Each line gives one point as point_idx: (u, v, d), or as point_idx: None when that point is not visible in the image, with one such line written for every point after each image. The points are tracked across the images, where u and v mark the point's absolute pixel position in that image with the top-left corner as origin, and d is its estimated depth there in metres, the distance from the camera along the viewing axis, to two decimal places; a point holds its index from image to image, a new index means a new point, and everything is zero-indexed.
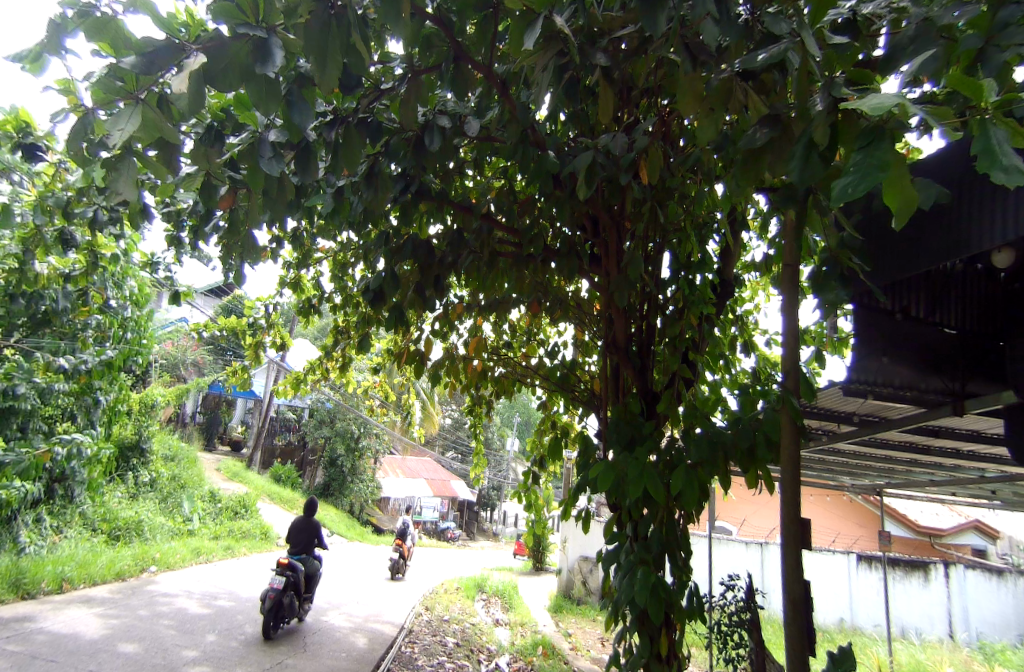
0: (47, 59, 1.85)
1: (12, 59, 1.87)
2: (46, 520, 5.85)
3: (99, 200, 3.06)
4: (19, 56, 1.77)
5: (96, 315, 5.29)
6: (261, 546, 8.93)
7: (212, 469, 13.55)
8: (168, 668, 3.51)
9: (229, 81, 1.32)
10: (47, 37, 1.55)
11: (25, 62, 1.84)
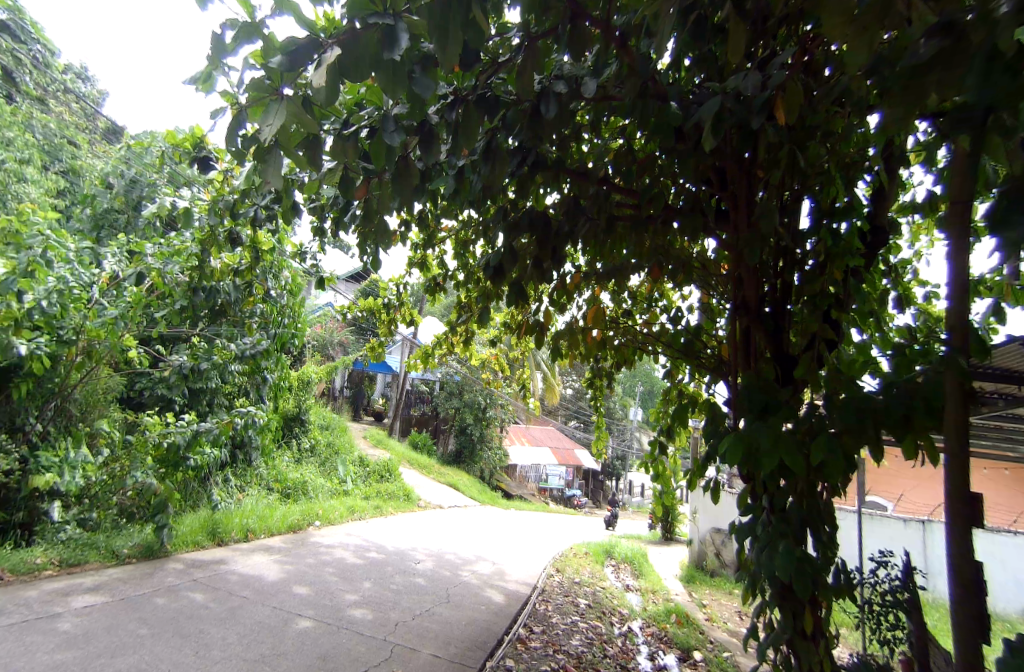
0: (215, 79, 2.11)
1: (189, 83, 2.15)
2: (232, 480, 6.85)
3: (259, 201, 3.46)
4: (193, 79, 2.05)
5: (260, 304, 5.99)
6: (405, 506, 9.77)
7: (361, 437, 14.94)
8: (335, 608, 4.01)
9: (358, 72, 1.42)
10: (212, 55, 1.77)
11: (199, 85, 2.13)
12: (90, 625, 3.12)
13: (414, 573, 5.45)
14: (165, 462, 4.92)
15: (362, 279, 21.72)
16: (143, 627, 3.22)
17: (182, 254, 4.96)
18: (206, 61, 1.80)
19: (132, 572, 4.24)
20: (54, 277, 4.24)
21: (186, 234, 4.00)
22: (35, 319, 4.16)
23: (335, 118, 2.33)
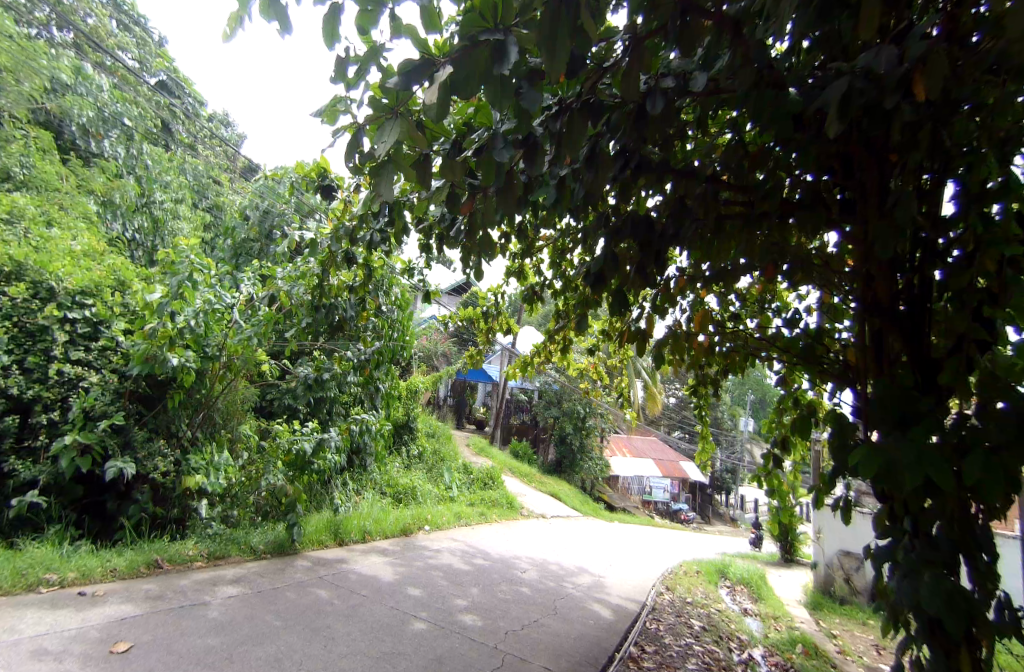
0: (338, 111, 2.30)
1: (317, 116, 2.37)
2: (350, 484, 7.31)
3: (374, 224, 3.70)
4: (321, 113, 2.26)
5: (372, 319, 6.38)
6: (509, 514, 9.88)
7: (464, 445, 15.37)
8: (447, 612, 4.13)
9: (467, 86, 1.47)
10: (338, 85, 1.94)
11: (325, 118, 2.34)
12: (234, 614, 3.44)
13: (520, 582, 5.48)
14: (293, 466, 5.35)
15: (463, 291, 22.48)
16: (277, 619, 3.50)
17: (305, 275, 5.40)
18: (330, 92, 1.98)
19: (266, 567, 4.64)
20: (201, 300, 4.78)
21: (310, 256, 4.35)
22: (186, 337, 4.70)
23: (444, 139, 2.45)
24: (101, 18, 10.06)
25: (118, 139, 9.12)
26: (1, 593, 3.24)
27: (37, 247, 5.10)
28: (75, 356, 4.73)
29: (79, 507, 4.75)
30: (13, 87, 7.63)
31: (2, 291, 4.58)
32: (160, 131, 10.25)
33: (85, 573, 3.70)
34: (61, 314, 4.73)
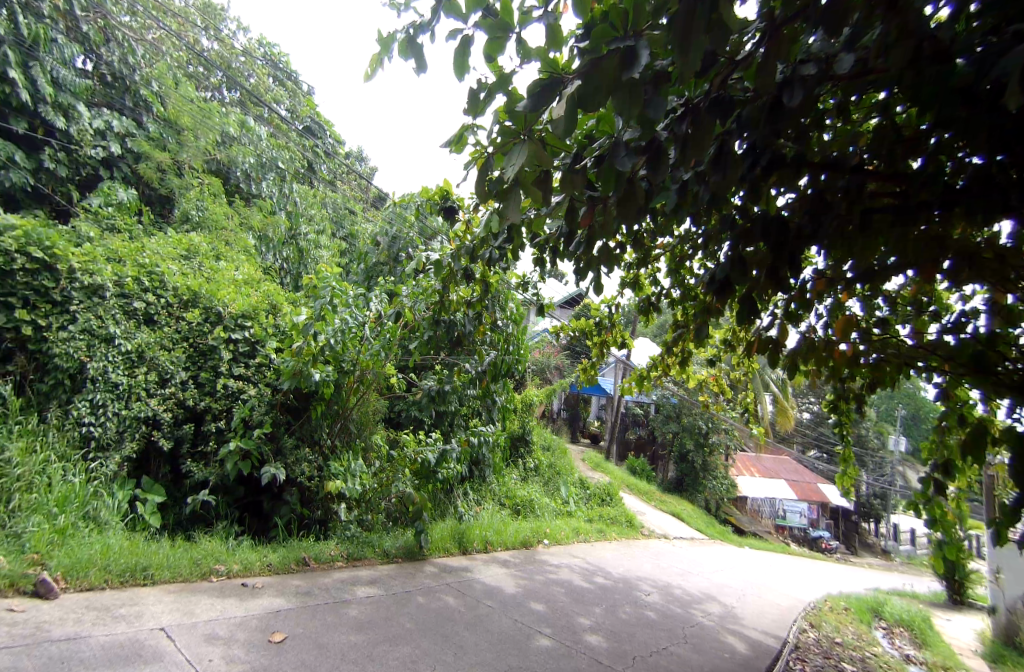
0: (466, 140, 2.40)
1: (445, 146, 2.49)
2: (471, 495, 7.53)
3: (493, 242, 3.84)
4: (450, 142, 2.37)
5: (489, 333, 6.57)
6: (629, 532, 9.59)
7: (580, 459, 15.23)
8: (571, 630, 4.07)
9: (598, 97, 1.50)
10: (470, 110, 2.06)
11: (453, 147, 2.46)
12: (371, 614, 3.66)
13: (644, 605, 5.26)
14: (419, 475, 5.61)
15: (575, 304, 22.52)
16: (409, 623, 3.66)
17: (427, 292, 5.67)
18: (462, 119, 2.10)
19: (398, 570, 4.88)
20: (338, 320, 5.22)
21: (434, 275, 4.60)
22: (326, 354, 5.14)
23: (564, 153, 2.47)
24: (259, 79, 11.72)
25: (271, 180, 10.34)
26: (182, 579, 3.72)
27: (209, 278, 5.90)
28: (237, 372, 5.38)
29: (240, 505, 5.38)
30: (192, 143, 8.99)
31: (182, 317, 5.34)
32: (304, 169, 11.47)
33: (247, 565, 4.14)
34: (226, 335, 5.41)
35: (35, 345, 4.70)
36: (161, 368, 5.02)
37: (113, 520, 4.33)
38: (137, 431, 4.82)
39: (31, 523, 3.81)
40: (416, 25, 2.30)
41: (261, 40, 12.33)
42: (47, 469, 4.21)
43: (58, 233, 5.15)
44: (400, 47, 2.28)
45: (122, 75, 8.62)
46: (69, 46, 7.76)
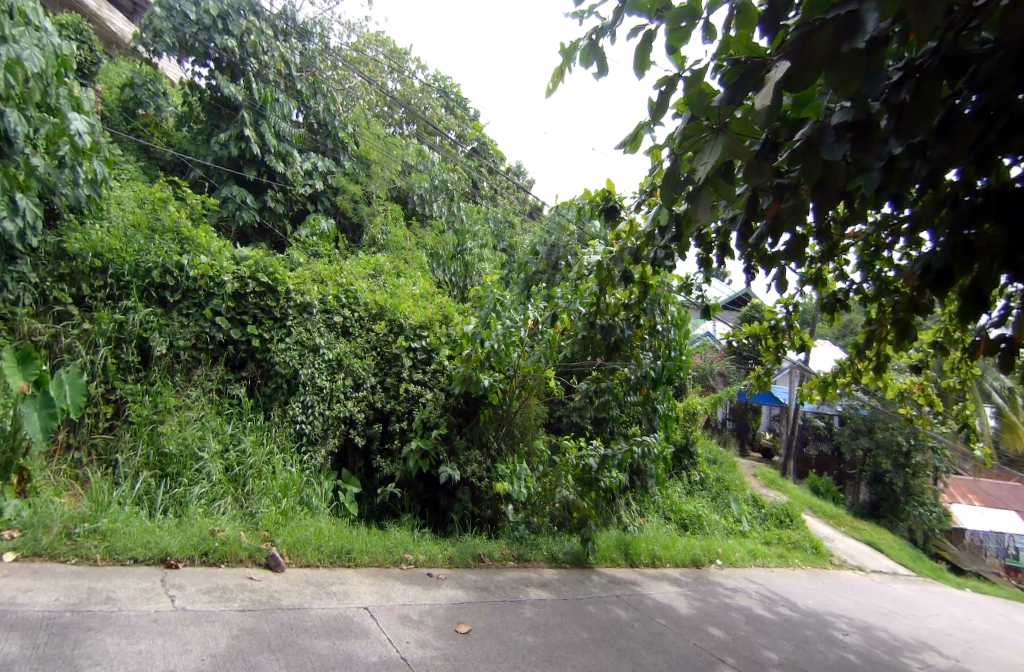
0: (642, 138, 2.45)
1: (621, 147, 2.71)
2: (634, 506, 7.39)
3: (660, 242, 3.82)
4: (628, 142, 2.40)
5: (650, 339, 6.39)
6: (815, 560, 8.60)
7: (750, 475, 14.09)
8: (756, 663, 3.76)
9: (807, 77, 1.62)
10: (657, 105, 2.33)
11: (628, 146, 2.67)
12: (546, 617, 3.75)
13: (842, 646, 4.67)
14: (582, 481, 5.63)
15: (741, 305, 21.11)
16: (583, 631, 3.68)
17: (583, 293, 5.66)
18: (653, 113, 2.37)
19: (567, 576, 4.94)
20: (503, 326, 5.49)
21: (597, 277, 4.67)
22: (492, 359, 5.43)
23: (753, 140, 2.41)
24: (434, 109, 13.49)
25: (443, 200, 11.21)
26: (378, 564, 4.16)
27: (392, 293, 6.57)
28: (416, 377, 5.89)
29: (421, 499, 5.89)
30: (379, 174, 10.18)
31: (372, 328, 6.00)
32: (471, 188, 12.29)
33: (431, 557, 4.50)
34: (407, 344, 5.97)
35: (261, 354, 5.61)
36: (355, 374, 5.70)
37: (322, 506, 4.99)
38: (337, 430, 5.51)
39: (263, 504, 4.60)
40: (598, 29, 2.35)
41: (436, 74, 13.60)
42: (272, 460, 5.00)
43: (277, 260, 6.08)
44: (583, 54, 2.37)
45: (326, 122, 10.05)
46: (288, 103, 9.31)
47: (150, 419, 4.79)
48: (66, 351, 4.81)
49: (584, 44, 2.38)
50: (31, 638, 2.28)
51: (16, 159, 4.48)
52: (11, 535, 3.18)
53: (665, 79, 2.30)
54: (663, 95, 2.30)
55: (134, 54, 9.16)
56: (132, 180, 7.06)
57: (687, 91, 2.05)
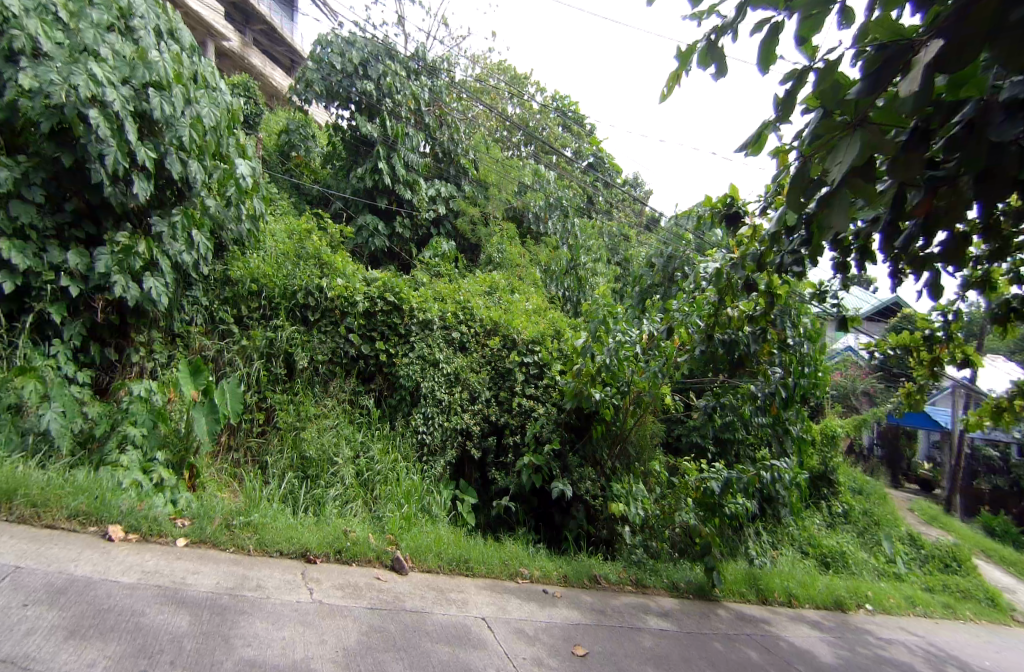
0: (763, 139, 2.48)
1: (742, 151, 2.59)
2: (765, 536, 6.81)
3: (788, 246, 3.58)
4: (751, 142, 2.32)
5: (779, 354, 5.91)
6: (994, 615, 7.31)
7: (906, 509, 12.42)
8: None
9: (964, 56, 1.44)
10: (786, 102, 2.18)
11: (751, 148, 2.53)
12: (666, 650, 3.55)
13: None
14: (704, 506, 5.29)
15: (891, 317, 18.90)
16: (709, 671, 3.44)
17: (701, 304, 5.37)
18: (782, 111, 2.23)
19: (689, 607, 4.64)
20: (614, 339, 5.36)
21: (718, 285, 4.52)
22: (604, 374, 5.35)
23: (901, 131, 2.17)
24: (551, 130, 13.80)
25: (558, 218, 11.33)
26: (495, 576, 4.22)
27: (507, 310, 6.73)
28: (529, 391, 5.97)
29: (535, 514, 5.93)
30: (497, 196, 10.58)
31: (487, 343, 6.19)
32: (587, 204, 12.31)
33: (546, 573, 4.47)
34: (520, 359, 6.07)
35: (388, 368, 6.01)
36: (471, 387, 5.89)
37: (442, 514, 5.18)
38: (455, 441, 5.73)
39: (388, 509, 4.88)
40: (718, 28, 2.26)
41: (554, 95, 13.90)
42: (397, 467, 5.31)
43: (404, 281, 6.53)
44: (701, 57, 2.30)
45: (450, 150, 10.66)
46: (416, 136, 10.05)
47: (294, 425, 5.32)
48: (228, 364, 5.53)
49: (703, 46, 2.30)
50: (197, 615, 2.59)
51: (195, 200, 5.29)
52: (183, 523, 3.60)
53: (794, 73, 2.17)
54: (791, 92, 2.17)
55: (290, 104, 10.45)
56: (285, 214, 7.99)
57: (819, 86, 1.93)
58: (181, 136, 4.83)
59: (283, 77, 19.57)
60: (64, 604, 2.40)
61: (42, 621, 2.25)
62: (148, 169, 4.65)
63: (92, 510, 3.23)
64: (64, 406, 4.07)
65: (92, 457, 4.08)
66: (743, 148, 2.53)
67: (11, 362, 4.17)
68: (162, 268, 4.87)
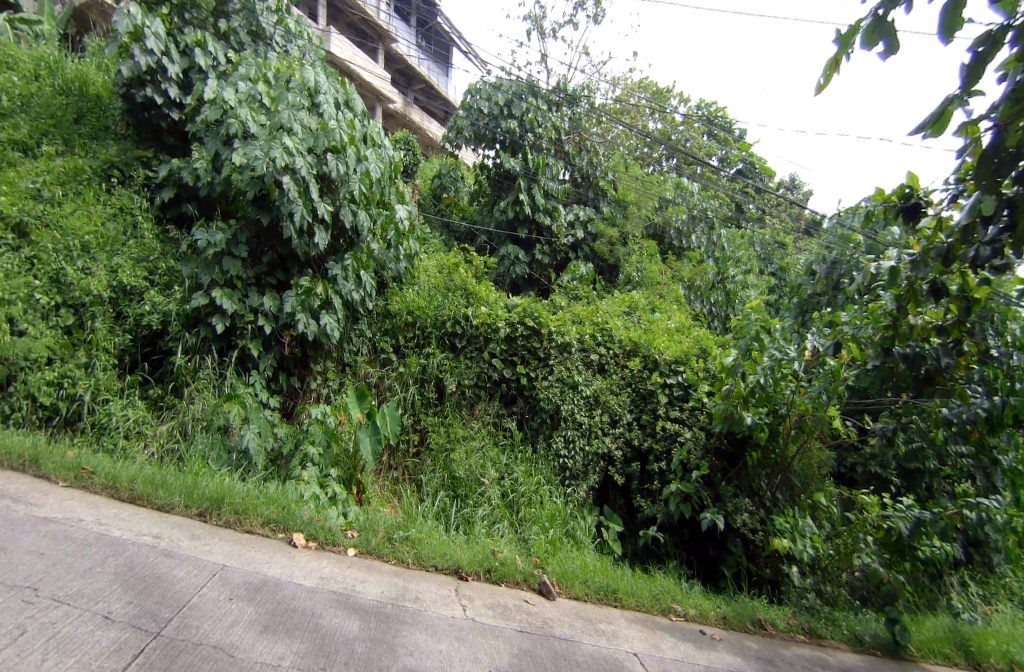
0: (945, 116, 2.15)
1: (918, 133, 2.28)
2: (975, 589, 5.63)
3: (980, 236, 3.02)
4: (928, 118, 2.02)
5: (979, 368, 4.94)
6: None
7: None
8: None
9: None
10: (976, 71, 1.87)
11: (930, 129, 2.21)
12: None
13: None
14: (892, 548, 4.51)
15: None
16: None
17: (877, 314, 4.64)
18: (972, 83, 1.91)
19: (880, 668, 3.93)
20: (769, 357, 4.89)
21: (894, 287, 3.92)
22: (758, 397, 4.90)
23: None
24: (695, 140, 13.28)
25: (702, 232, 10.79)
26: (645, 609, 4.00)
27: (648, 329, 6.53)
28: (674, 414, 5.67)
29: (687, 547, 5.60)
30: (637, 215, 10.41)
31: (627, 365, 6.03)
32: (735, 213, 11.55)
33: (702, 612, 4.13)
34: (663, 380, 5.81)
35: (529, 391, 6.12)
36: (612, 410, 5.76)
37: (587, 540, 5.07)
38: (597, 465, 5.61)
39: (534, 532, 4.91)
40: (889, 1, 2.00)
41: (699, 104, 13.39)
42: (540, 490, 5.34)
43: (543, 305, 6.64)
44: (865, 36, 2.04)
45: (589, 174, 10.76)
46: (557, 164, 10.34)
47: (445, 447, 5.63)
48: (388, 389, 6.04)
49: (869, 23, 2.05)
50: (366, 621, 2.82)
51: (363, 246, 5.95)
52: (353, 533, 3.96)
53: (988, 36, 1.86)
54: (983, 60, 1.86)
55: (442, 150, 11.39)
56: (435, 251, 8.65)
57: None
58: (352, 189, 5.49)
59: (438, 127, 21.48)
60: (259, 601, 2.75)
61: (243, 614, 2.60)
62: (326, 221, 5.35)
63: (281, 519, 3.68)
64: (260, 427, 4.73)
65: (281, 471, 4.68)
66: (915, 129, 2.23)
67: (222, 389, 4.96)
68: (335, 306, 5.52)
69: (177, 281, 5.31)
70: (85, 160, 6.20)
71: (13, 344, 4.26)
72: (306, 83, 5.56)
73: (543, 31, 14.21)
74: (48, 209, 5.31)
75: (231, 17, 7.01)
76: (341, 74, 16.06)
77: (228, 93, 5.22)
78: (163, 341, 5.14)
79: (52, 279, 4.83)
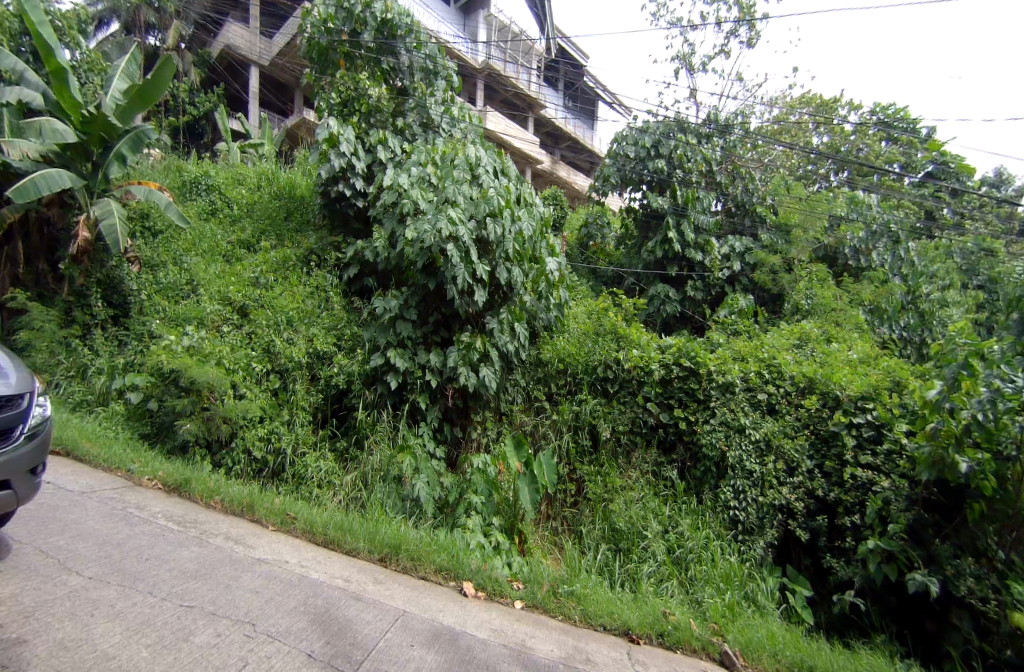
0: None
1: None
2: None
3: None
4: None
5: None
6: None
7: None
8: None
9: None
10: None
11: None
12: None
13: None
14: None
15: None
16: None
17: None
18: None
19: None
20: (987, 387, 3.99)
21: None
22: (977, 436, 4.06)
23: None
24: (872, 147, 11.85)
25: (885, 247, 9.46)
26: None
27: (825, 363, 5.83)
28: (865, 460, 4.91)
29: (896, 618, 4.66)
30: (802, 238, 9.52)
31: (802, 405, 5.41)
32: (926, 222, 10.01)
33: None
34: (848, 419, 5.07)
35: (690, 437, 5.76)
36: (788, 457, 5.17)
37: (771, 606, 4.52)
38: (776, 519, 5.03)
39: (708, 594, 4.50)
40: None
41: (874, 109, 12.05)
42: (711, 545, 4.92)
43: (699, 344, 6.31)
44: None
45: (745, 202, 10.15)
46: (709, 196, 9.94)
47: (604, 497, 5.48)
48: (543, 437, 6.10)
49: None
50: None
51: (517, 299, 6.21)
52: (519, 585, 3.98)
53: None
54: None
55: (588, 200, 11.64)
56: (585, 297, 8.72)
57: None
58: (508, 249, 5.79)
59: (585, 178, 22.08)
60: (439, 650, 2.86)
61: (424, 662, 2.72)
62: (483, 280, 5.70)
63: (452, 568, 3.83)
64: (429, 477, 5.07)
65: (448, 519, 4.90)
66: None
67: (395, 441, 5.41)
68: (492, 358, 5.78)
69: (359, 345, 6.00)
70: (292, 250, 7.52)
71: (236, 406, 5.08)
72: (469, 160, 6.05)
73: (692, 67, 14.06)
74: (264, 294, 6.58)
75: (407, 114, 8.04)
76: (496, 144, 17.41)
77: (404, 180, 6.07)
78: (347, 399, 5.77)
79: (265, 349, 5.75)
